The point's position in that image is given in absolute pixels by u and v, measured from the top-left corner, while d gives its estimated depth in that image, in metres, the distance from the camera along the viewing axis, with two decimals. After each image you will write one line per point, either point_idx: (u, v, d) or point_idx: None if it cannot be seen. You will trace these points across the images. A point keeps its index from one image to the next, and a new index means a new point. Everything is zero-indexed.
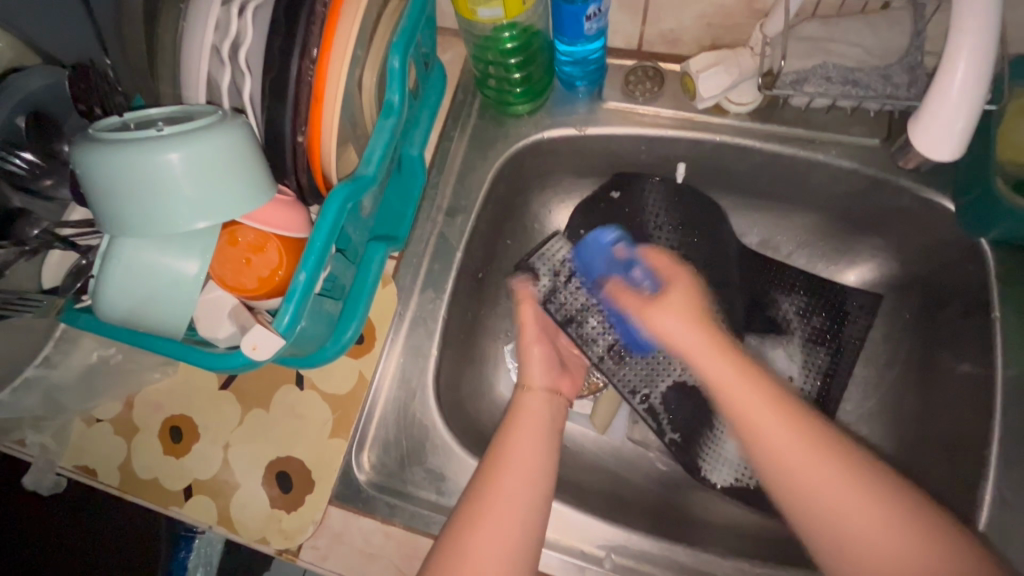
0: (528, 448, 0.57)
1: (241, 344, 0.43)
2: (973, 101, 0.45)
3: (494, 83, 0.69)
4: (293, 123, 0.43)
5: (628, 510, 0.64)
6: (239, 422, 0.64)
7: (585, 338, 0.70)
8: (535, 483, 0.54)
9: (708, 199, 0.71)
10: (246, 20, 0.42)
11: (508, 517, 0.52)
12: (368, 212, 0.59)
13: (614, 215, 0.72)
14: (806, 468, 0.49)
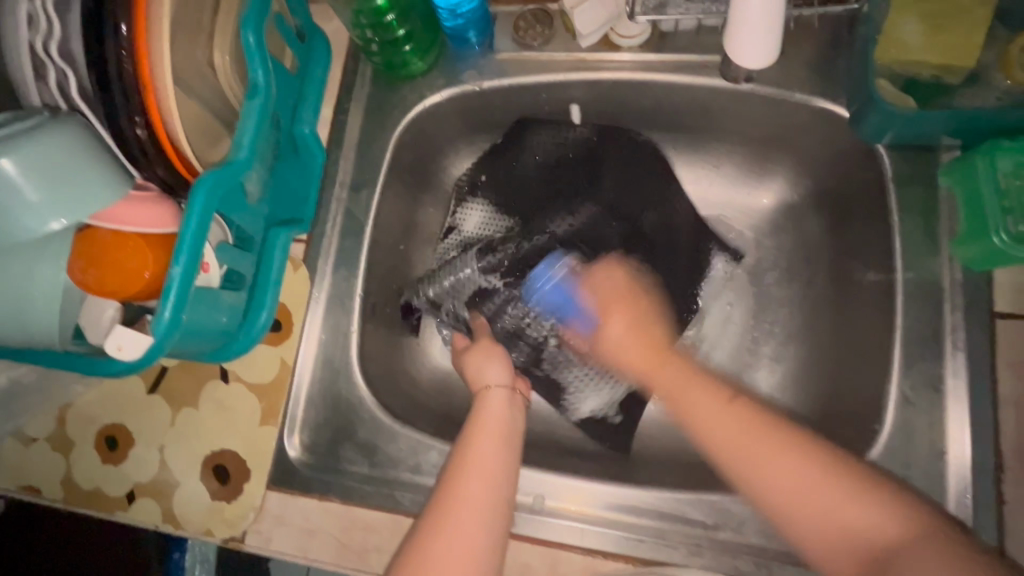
0: (490, 459, 0.51)
1: (107, 347, 0.44)
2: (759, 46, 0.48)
3: (378, 47, 0.67)
4: (126, 113, 0.42)
5: (562, 456, 0.65)
6: (171, 423, 0.65)
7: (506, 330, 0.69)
8: (493, 499, 0.49)
9: (581, 133, 0.71)
10: (55, 11, 0.40)
11: (463, 528, 0.47)
12: (257, 198, 0.58)
13: (495, 158, 0.73)
14: (773, 457, 0.47)
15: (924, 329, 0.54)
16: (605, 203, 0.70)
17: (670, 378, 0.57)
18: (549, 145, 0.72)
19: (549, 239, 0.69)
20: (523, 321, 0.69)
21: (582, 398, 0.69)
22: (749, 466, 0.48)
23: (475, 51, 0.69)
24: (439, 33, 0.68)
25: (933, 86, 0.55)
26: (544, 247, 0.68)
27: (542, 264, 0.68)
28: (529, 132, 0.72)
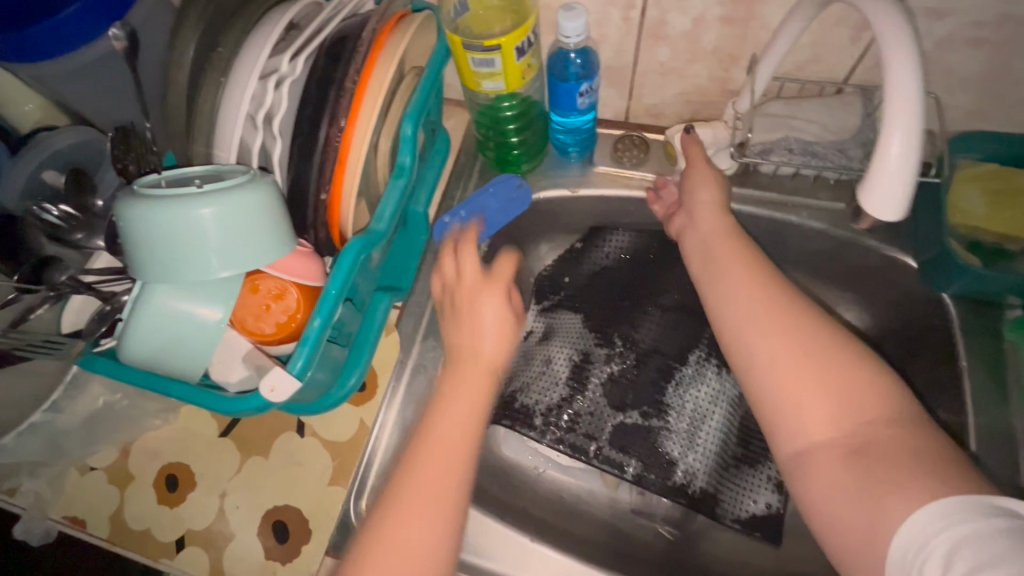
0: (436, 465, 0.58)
1: (260, 386, 0.45)
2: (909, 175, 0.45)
3: (493, 145, 0.76)
4: (318, 183, 0.48)
5: (633, 563, 0.66)
6: (237, 470, 0.64)
7: (631, 456, 0.69)
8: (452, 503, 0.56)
9: (651, 237, 0.78)
10: (281, 94, 0.48)
11: (415, 527, 0.55)
12: (377, 264, 0.63)
13: (578, 263, 0.80)
14: (772, 334, 0.50)
15: (995, 475, 0.56)
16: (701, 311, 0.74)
17: (743, 276, 0.55)
18: (629, 248, 0.78)
19: (660, 359, 0.72)
20: (672, 451, 0.69)
21: (741, 498, 0.69)
22: (757, 360, 0.50)
23: (574, 162, 0.78)
24: (547, 143, 0.77)
25: (994, 250, 0.62)
26: (659, 371, 0.72)
27: (670, 389, 0.71)
28: (608, 239, 0.79)
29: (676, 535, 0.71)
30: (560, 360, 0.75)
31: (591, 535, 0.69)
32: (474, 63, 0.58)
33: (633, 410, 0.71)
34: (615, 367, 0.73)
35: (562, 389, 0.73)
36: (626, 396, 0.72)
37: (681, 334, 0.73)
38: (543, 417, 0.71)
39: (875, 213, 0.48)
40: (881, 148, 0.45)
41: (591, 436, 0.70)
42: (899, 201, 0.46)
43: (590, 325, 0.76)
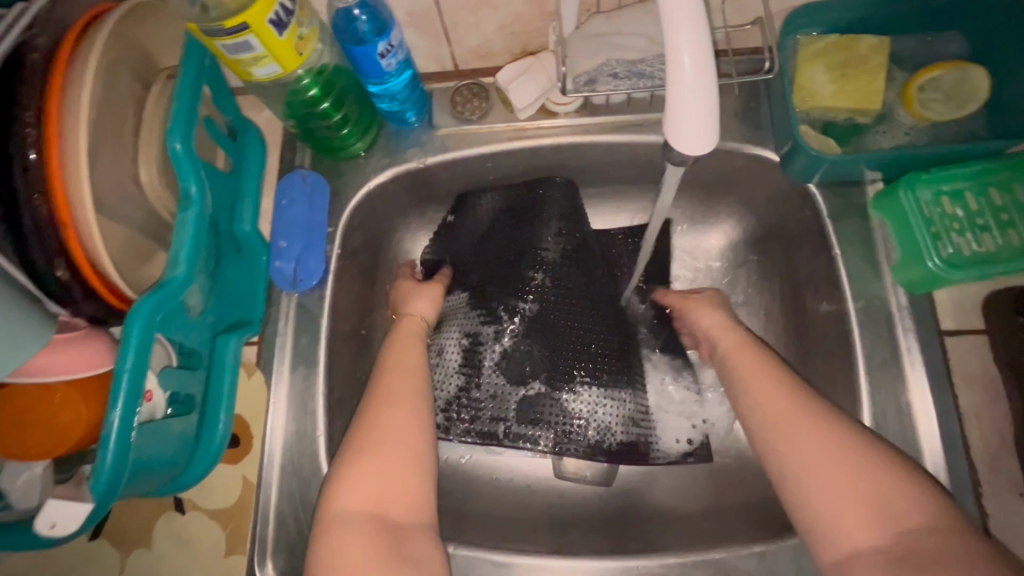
0: (403, 442, 0.52)
1: (36, 524, 0.39)
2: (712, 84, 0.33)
3: (317, 132, 0.66)
4: (45, 256, 0.38)
5: (577, 530, 0.63)
6: (120, 570, 0.57)
7: (539, 426, 0.65)
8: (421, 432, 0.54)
9: (525, 192, 0.70)
10: None
11: (395, 450, 0.52)
12: (200, 311, 0.54)
13: (456, 237, 0.73)
14: (817, 433, 0.48)
15: (882, 354, 0.57)
16: (591, 265, 0.69)
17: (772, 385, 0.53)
18: (501, 211, 0.71)
19: (548, 317, 0.67)
20: (582, 410, 0.66)
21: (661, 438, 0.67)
22: (817, 503, 0.46)
23: (414, 128, 0.68)
24: (376, 114, 0.68)
25: (848, 127, 0.60)
26: (548, 335, 0.67)
27: (563, 348, 0.66)
28: (476, 206, 0.72)
29: (609, 491, 0.67)
30: (449, 347, 0.68)
31: (531, 513, 0.66)
32: (228, 50, 0.47)
33: (539, 379, 0.66)
34: (505, 342, 0.67)
35: (457, 379, 0.67)
36: (523, 368, 0.66)
37: (569, 289, 0.68)
38: (444, 413, 0.66)
39: (677, 144, 0.35)
40: (670, 62, 0.33)
41: (496, 419, 0.66)
42: (708, 128, 0.34)
43: (471, 302, 0.69)
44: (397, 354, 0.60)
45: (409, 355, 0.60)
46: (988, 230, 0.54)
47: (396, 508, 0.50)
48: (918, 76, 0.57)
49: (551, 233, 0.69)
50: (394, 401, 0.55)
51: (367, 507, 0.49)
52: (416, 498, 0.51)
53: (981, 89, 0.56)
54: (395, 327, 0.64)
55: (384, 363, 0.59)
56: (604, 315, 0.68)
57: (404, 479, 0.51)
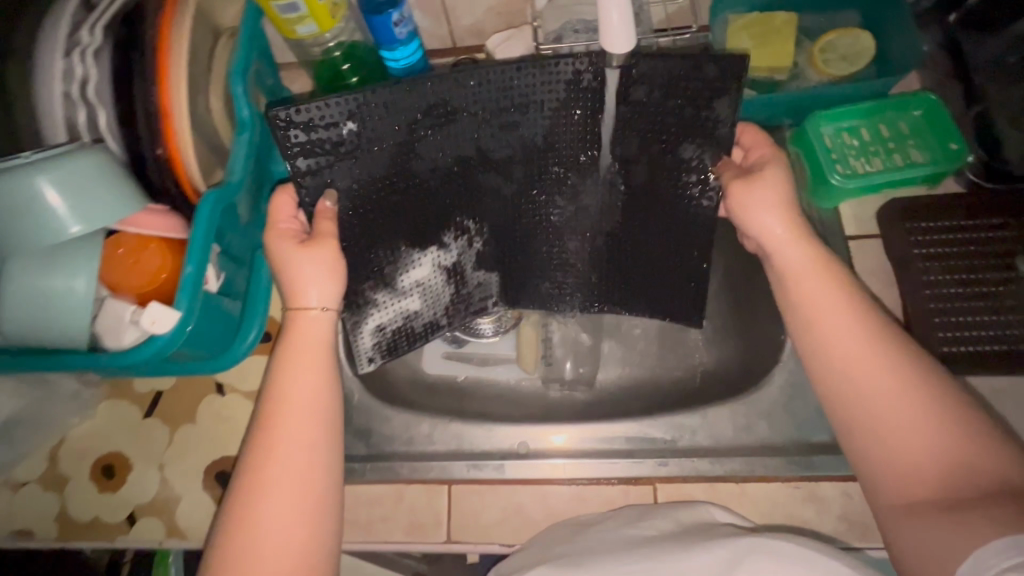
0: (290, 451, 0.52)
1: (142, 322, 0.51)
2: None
3: (339, 93, 0.80)
4: (150, 142, 0.53)
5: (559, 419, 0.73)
6: (169, 441, 0.68)
7: (543, 294, 0.72)
8: (317, 466, 0.52)
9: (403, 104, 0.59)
10: (89, 64, 0.51)
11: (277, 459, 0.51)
12: (247, 220, 0.67)
13: (354, 155, 0.60)
14: (898, 394, 0.49)
15: None
16: (565, 138, 0.64)
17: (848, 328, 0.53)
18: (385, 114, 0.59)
19: (512, 209, 0.68)
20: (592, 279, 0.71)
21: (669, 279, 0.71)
22: (897, 463, 0.48)
23: None
24: (389, 83, 0.82)
25: (769, 82, 0.75)
26: (516, 225, 0.70)
27: (536, 229, 0.70)
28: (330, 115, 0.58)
29: (586, 394, 0.77)
30: (412, 289, 0.68)
31: (519, 410, 0.76)
32: (280, 10, 0.62)
33: (541, 258, 0.71)
34: (462, 250, 0.69)
35: (427, 303, 0.69)
36: (501, 256, 0.71)
37: (543, 174, 0.67)
38: (444, 317, 0.70)
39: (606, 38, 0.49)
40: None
41: (485, 301, 0.72)
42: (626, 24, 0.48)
43: (409, 236, 0.66)
44: (278, 367, 0.56)
45: (293, 387, 0.54)
46: (879, 155, 0.68)
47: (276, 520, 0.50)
48: (820, 40, 0.72)
49: (517, 104, 0.61)
50: (285, 446, 0.52)
51: (282, 565, 0.49)
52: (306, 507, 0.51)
53: (868, 47, 0.71)
54: (288, 325, 0.59)
55: (267, 391, 0.55)
56: (589, 186, 0.67)
57: (308, 526, 0.51)
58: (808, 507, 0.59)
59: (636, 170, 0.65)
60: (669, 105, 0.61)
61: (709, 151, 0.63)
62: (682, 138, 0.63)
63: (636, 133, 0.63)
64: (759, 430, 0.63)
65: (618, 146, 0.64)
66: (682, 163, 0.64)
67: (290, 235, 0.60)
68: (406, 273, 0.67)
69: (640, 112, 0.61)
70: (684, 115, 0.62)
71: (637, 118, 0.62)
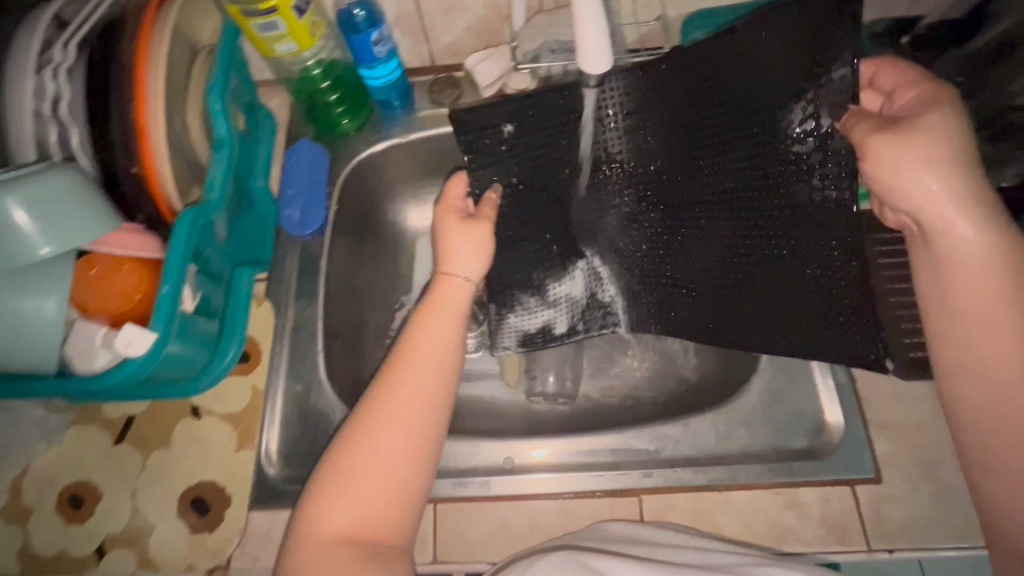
0: (406, 436, 0.52)
1: (116, 345, 0.49)
2: (600, 19, 0.48)
3: (318, 109, 0.80)
4: (126, 160, 0.51)
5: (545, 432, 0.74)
6: (141, 467, 0.66)
7: (635, 302, 0.69)
8: (420, 440, 0.52)
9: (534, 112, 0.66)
10: (62, 82, 0.50)
11: (375, 458, 0.50)
12: (225, 238, 0.67)
13: (523, 151, 0.67)
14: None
15: None
16: (652, 135, 0.63)
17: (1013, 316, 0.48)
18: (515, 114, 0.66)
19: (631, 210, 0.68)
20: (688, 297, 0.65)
21: (832, 282, 0.56)
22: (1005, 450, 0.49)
23: (398, 112, 0.82)
24: (368, 100, 0.82)
25: None
26: (643, 229, 0.68)
27: (659, 224, 0.67)
28: (495, 112, 0.66)
29: (571, 407, 0.77)
30: (557, 305, 0.70)
31: (501, 425, 0.76)
32: (259, 29, 0.63)
33: (677, 264, 0.66)
34: (579, 266, 0.70)
35: (553, 316, 0.70)
36: (633, 263, 0.69)
37: (626, 181, 0.67)
38: (580, 321, 0.70)
39: (583, 60, 0.51)
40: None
41: (593, 306, 0.70)
42: (602, 48, 0.50)
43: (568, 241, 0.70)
44: (421, 334, 0.57)
45: (427, 343, 0.56)
46: None
47: (376, 531, 0.49)
48: None
49: (597, 118, 0.63)
50: (392, 405, 0.52)
51: (349, 525, 0.49)
52: (388, 514, 0.50)
53: None
54: (430, 289, 0.61)
55: (394, 359, 0.56)
56: (687, 189, 0.64)
57: (388, 493, 0.50)
58: (789, 513, 0.60)
59: (738, 151, 0.59)
60: (754, 80, 0.57)
61: (812, 110, 0.54)
62: (761, 108, 0.57)
63: (717, 116, 0.59)
64: (740, 438, 0.64)
65: (726, 129, 0.59)
66: (788, 134, 0.56)
67: (454, 210, 0.65)
68: (575, 281, 0.70)
69: (699, 80, 0.59)
70: (789, 74, 0.55)
71: (722, 105, 0.59)
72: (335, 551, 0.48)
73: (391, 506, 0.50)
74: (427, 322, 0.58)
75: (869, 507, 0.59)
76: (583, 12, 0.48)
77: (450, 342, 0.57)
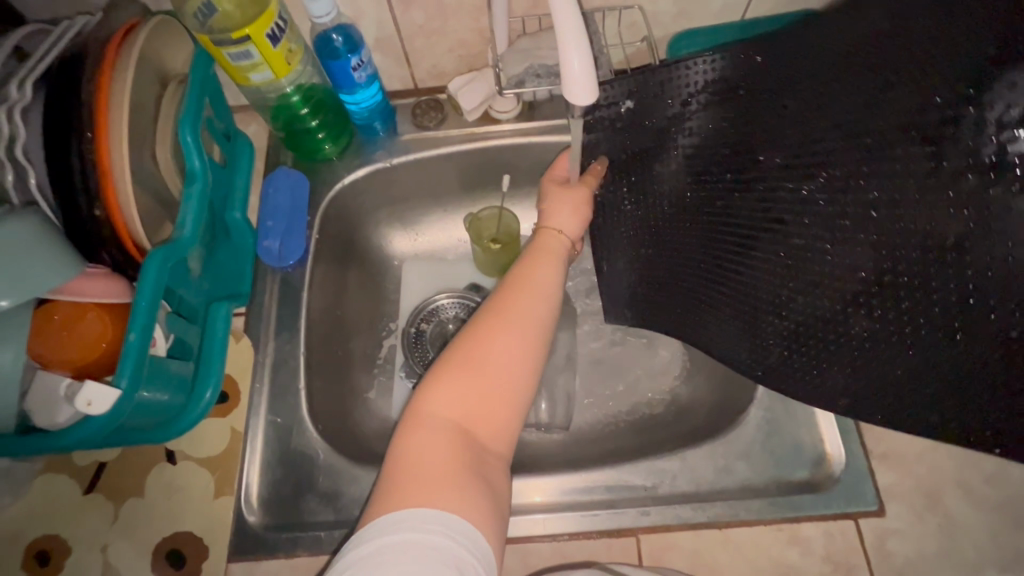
0: (500, 378, 0.51)
1: (76, 403, 0.47)
2: (585, 49, 0.47)
3: (298, 135, 0.78)
4: (87, 202, 0.48)
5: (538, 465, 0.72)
6: (113, 519, 0.62)
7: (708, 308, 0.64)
8: (524, 370, 0.53)
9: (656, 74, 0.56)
10: (19, 122, 0.47)
11: (496, 374, 0.51)
12: (199, 275, 0.64)
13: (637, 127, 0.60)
14: None
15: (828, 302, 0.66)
16: (759, 111, 0.55)
17: None
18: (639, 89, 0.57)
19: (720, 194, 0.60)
20: (786, 324, 0.58)
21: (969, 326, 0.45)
22: None
23: (381, 136, 0.80)
24: (350, 125, 0.80)
25: None
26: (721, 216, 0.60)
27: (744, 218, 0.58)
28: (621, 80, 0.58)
29: (565, 437, 0.74)
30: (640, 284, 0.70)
31: None
32: (232, 58, 0.60)
33: (764, 277, 0.59)
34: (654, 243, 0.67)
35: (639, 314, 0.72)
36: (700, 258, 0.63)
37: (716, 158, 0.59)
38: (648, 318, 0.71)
39: (568, 89, 0.49)
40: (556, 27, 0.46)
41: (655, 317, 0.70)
42: (587, 77, 0.48)
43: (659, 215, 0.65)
44: (530, 266, 0.60)
45: (539, 275, 0.59)
46: None
47: (482, 429, 0.50)
48: None
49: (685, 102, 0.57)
50: (503, 327, 0.54)
51: (456, 412, 0.50)
52: (500, 418, 0.51)
53: None
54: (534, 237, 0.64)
55: (512, 278, 0.59)
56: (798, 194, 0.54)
57: (495, 404, 0.51)
58: (792, 549, 0.58)
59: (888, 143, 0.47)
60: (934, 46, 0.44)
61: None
62: (933, 90, 0.44)
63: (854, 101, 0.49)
64: (739, 470, 0.62)
65: (865, 118, 0.48)
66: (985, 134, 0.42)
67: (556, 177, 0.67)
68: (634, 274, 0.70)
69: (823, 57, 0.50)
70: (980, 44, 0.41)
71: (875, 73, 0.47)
72: (434, 462, 0.47)
73: (501, 421, 0.51)
74: (535, 255, 0.61)
75: (872, 541, 0.58)
76: (567, 40, 0.46)
77: (546, 316, 0.56)
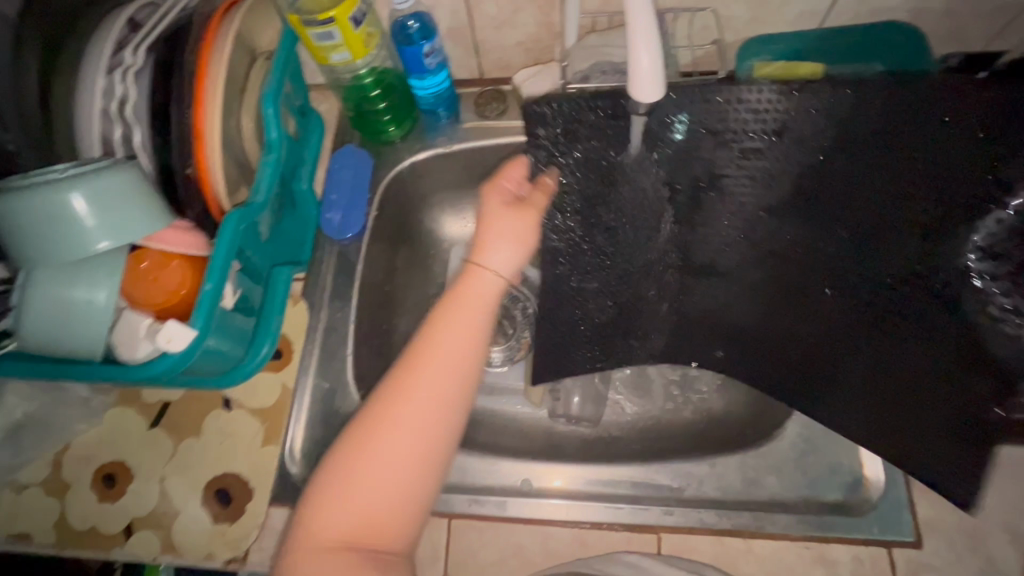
0: (407, 446, 0.50)
1: (158, 339, 0.51)
2: (654, 45, 0.47)
3: (366, 116, 0.81)
4: (181, 160, 0.53)
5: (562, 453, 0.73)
6: (172, 453, 0.68)
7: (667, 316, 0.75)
8: (428, 459, 0.50)
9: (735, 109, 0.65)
10: (129, 84, 0.53)
11: (404, 445, 0.50)
12: (266, 238, 0.68)
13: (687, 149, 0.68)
14: None
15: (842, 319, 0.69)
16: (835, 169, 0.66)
17: None
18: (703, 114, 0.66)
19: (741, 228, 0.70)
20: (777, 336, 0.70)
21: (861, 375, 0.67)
22: None
23: (443, 122, 0.83)
24: (415, 110, 0.83)
25: None
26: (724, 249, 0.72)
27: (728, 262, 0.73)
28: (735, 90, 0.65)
29: (593, 431, 0.75)
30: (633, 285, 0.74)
31: (520, 442, 0.75)
32: (316, 38, 0.64)
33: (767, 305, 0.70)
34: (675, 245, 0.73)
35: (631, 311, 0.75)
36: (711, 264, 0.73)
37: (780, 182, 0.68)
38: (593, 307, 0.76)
39: (633, 84, 0.50)
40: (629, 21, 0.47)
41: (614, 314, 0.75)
42: (653, 74, 0.48)
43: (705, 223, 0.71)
44: (454, 319, 0.55)
45: (459, 333, 0.55)
46: None
47: (378, 532, 0.49)
48: None
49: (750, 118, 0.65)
50: (404, 408, 0.51)
51: (359, 514, 0.49)
52: (399, 516, 0.50)
53: None
54: (461, 275, 0.59)
55: (419, 342, 0.54)
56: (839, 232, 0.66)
57: (403, 490, 0.50)
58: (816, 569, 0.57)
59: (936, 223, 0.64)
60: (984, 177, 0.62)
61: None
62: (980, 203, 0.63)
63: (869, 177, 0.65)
64: (768, 484, 0.62)
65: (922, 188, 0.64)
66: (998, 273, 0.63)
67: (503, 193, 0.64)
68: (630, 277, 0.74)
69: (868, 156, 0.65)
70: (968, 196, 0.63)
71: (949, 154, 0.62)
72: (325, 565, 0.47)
73: (411, 496, 0.50)
74: (445, 317, 0.55)
75: None
76: (638, 35, 0.47)
77: (447, 388, 0.52)
